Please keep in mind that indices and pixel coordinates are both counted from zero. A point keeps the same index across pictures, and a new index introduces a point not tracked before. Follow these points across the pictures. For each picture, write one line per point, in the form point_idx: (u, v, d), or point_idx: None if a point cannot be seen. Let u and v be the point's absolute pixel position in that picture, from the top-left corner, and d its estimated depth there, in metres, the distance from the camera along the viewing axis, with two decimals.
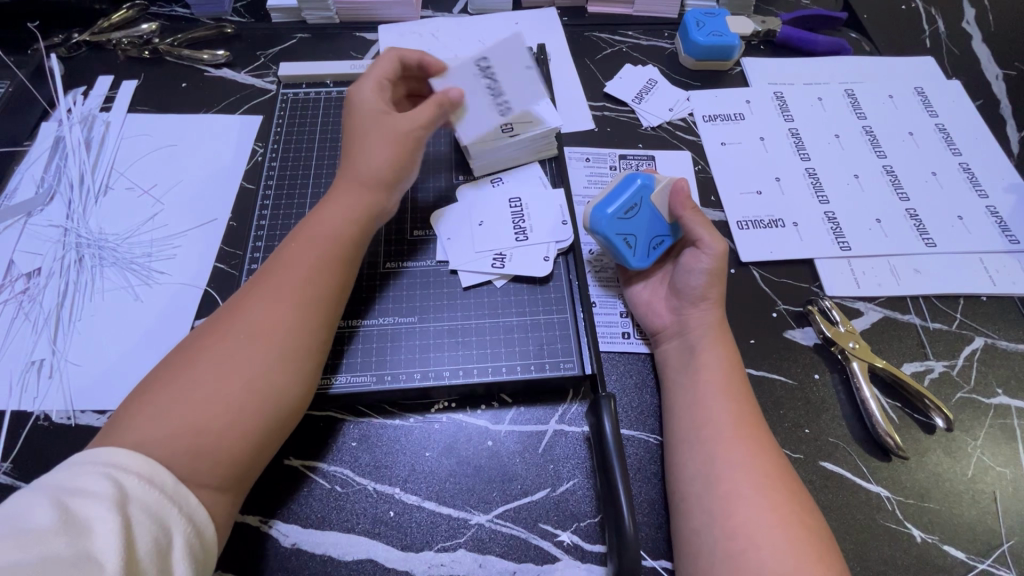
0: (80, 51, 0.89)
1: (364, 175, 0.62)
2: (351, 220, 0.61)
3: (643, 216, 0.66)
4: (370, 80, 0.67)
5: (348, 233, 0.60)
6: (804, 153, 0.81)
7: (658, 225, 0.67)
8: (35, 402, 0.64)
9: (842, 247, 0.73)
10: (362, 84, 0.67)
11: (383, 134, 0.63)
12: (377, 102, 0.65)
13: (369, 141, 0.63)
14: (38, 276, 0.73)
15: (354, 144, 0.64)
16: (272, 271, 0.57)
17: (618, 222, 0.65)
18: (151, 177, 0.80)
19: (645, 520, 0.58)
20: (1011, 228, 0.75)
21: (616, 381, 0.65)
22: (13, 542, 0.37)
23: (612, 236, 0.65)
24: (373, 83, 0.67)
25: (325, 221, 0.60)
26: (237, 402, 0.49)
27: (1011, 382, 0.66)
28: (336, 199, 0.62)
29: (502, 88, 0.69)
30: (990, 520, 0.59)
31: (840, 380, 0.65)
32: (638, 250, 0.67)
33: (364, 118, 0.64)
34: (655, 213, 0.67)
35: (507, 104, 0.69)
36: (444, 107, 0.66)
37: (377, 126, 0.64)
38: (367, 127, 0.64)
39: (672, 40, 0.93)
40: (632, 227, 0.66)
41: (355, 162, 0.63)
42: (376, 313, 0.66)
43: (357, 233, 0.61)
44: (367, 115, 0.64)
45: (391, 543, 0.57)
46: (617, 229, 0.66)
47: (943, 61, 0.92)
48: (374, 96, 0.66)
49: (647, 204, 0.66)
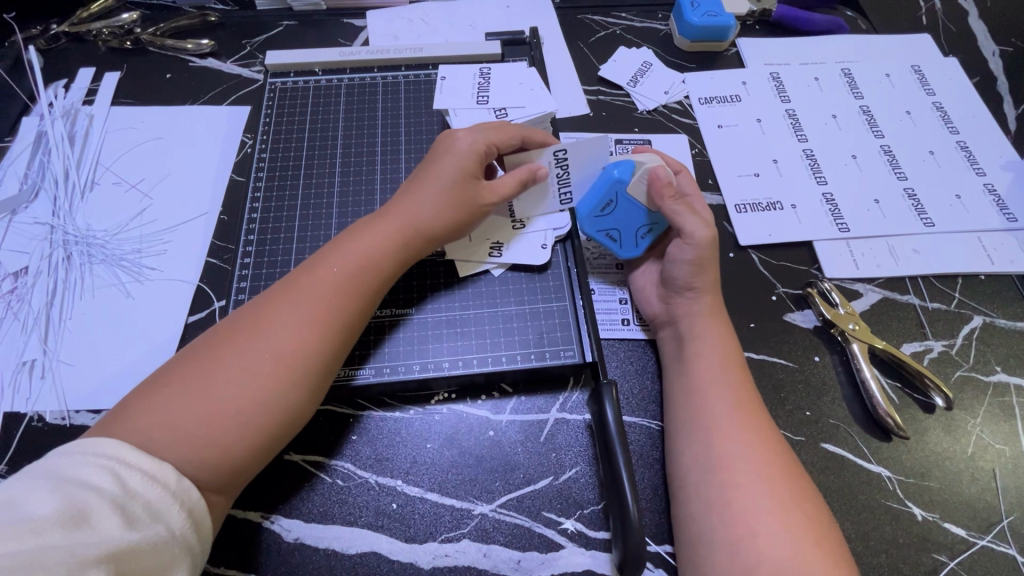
0: (60, 42, 0.87)
1: (419, 220, 0.61)
2: (388, 242, 0.59)
3: (622, 210, 0.65)
4: (482, 135, 0.64)
5: (383, 254, 0.59)
6: (802, 134, 0.81)
7: (639, 216, 0.65)
8: (27, 403, 0.63)
9: (841, 229, 0.73)
10: (469, 134, 0.64)
11: (460, 200, 0.62)
12: (470, 159, 0.63)
13: (438, 189, 0.62)
14: (25, 275, 0.71)
15: (423, 187, 0.62)
16: (302, 277, 0.56)
17: (596, 220, 0.66)
18: (139, 171, 0.78)
19: (649, 506, 0.58)
20: (1009, 206, 0.75)
21: (617, 368, 0.65)
22: (10, 530, 0.36)
23: (594, 233, 0.67)
24: (482, 140, 0.64)
25: (365, 238, 0.59)
26: (251, 420, 0.48)
27: (1009, 360, 0.67)
28: (380, 220, 0.60)
29: (570, 180, 0.67)
30: (990, 496, 0.60)
31: (840, 362, 0.65)
32: (624, 241, 0.67)
33: (448, 168, 0.62)
34: (635, 205, 0.65)
35: (569, 195, 0.68)
36: (525, 184, 0.65)
37: (456, 187, 0.62)
38: (448, 182, 0.62)
39: (666, 22, 0.92)
40: (613, 221, 0.66)
41: (417, 202, 0.61)
42: (386, 302, 0.66)
43: (396, 256, 0.60)
44: (454, 171, 0.62)
45: (394, 535, 0.56)
46: (598, 227, 0.66)
47: (940, 38, 0.92)
48: (474, 154, 0.63)
49: (625, 196, 0.64)
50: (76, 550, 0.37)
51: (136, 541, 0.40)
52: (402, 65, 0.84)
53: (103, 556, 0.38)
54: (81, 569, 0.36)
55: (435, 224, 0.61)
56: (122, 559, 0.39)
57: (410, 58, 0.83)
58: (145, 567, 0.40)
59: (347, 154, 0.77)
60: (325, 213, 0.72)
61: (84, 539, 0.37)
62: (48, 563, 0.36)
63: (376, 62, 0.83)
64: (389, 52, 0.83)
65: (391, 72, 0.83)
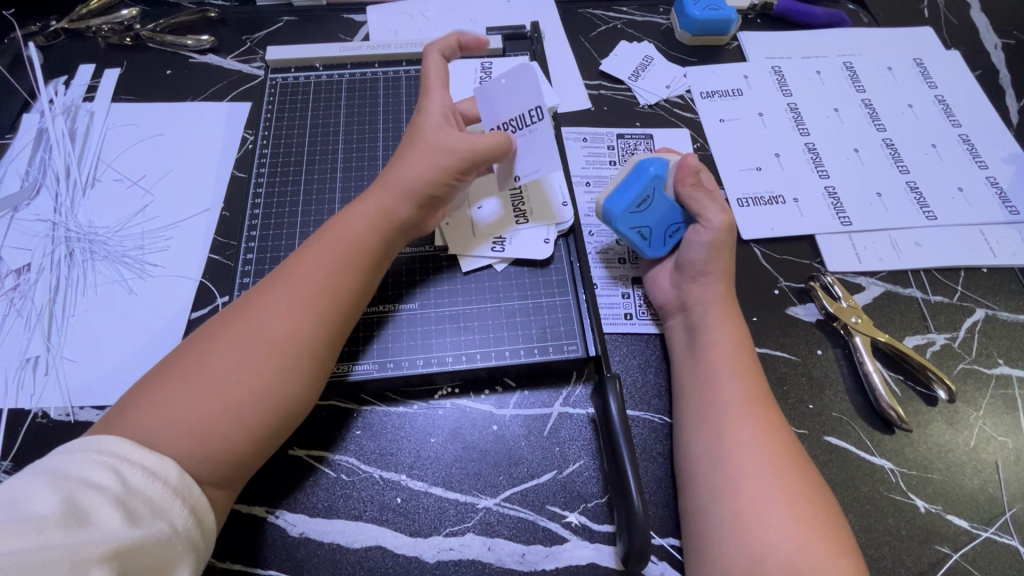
0: (59, 39, 0.87)
1: (401, 181, 0.60)
2: (379, 229, 0.59)
3: (656, 207, 0.65)
4: (441, 95, 0.65)
5: (373, 237, 0.59)
6: (804, 128, 0.81)
7: (672, 214, 0.66)
8: (31, 399, 0.63)
9: (843, 222, 0.73)
10: (427, 95, 0.65)
11: (433, 145, 0.61)
12: (435, 116, 0.63)
13: (409, 151, 0.61)
14: (28, 272, 0.71)
15: (400, 155, 0.62)
16: (292, 268, 0.56)
17: (630, 217, 0.65)
18: (140, 167, 0.78)
19: (652, 499, 0.58)
20: (1011, 199, 0.75)
21: (620, 362, 0.65)
22: (13, 528, 0.36)
23: (627, 231, 0.65)
24: (442, 100, 0.64)
25: (351, 223, 0.59)
26: (251, 409, 0.49)
27: (1012, 352, 0.67)
28: (366, 202, 0.60)
29: None
30: (992, 488, 0.60)
31: (843, 354, 0.66)
32: (654, 240, 0.66)
33: (416, 130, 0.63)
34: (668, 201, 0.65)
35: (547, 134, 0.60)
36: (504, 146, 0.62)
37: (427, 138, 0.61)
38: (420, 140, 0.62)
39: (667, 16, 0.92)
40: (646, 219, 0.65)
41: (397, 174, 0.61)
42: (388, 297, 0.66)
43: (385, 240, 0.59)
44: (423, 129, 0.62)
45: (399, 529, 0.57)
46: (631, 224, 0.65)
47: (943, 31, 0.91)
48: (439, 109, 0.63)
49: (660, 193, 0.65)
50: (77, 548, 0.37)
51: (140, 539, 0.40)
52: (403, 60, 0.83)
53: (106, 554, 0.38)
54: (83, 568, 0.37)
55: (416, 176, 0.60)
56: (125, 556, 0.39)
57: (411, 53, 0.83)
58: (149, 564, 0.40)
59: (349, 149, 0.77)
60: (328, 209, 0.72)
61: (86, 538, 0.37)
62: (49, 563, 0.36)
63: (377, 57, 0.83)
64: (390, 47, 0.83)
65: (392, 66, 0.83)
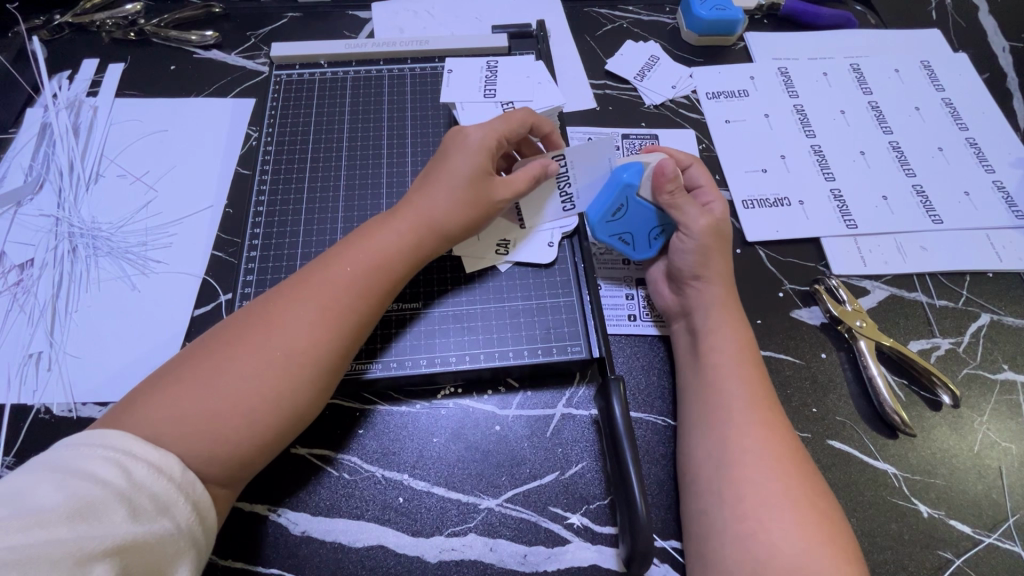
0: (63, 33, 0.87)
1: (432, 208, 0.60)
2: (401, 241, 0.59)
3: (633, 213, 0.65)
4: (490, 131, 0.63)
5: (398, 251, 0.58)
6: (810, 130, 0.80)
7: (650, 218, 0.65)
8: (34, 395, 0.63)
9: (848, 226, 0.73)
10: (477, 130, 0.63)
11: (481, 192, 0.62)
12: (484, 157, 0.62)
13: (453, 189, 0.61)
14: (31, 267, 0.71)
15: (440, 183, 0.61)
16: (314, 274, 0.56)
17: (607, 226, 0.66)
18: (143, 163, 0.78)
19: (656, 502, 0.58)
20: (1017, 203, 0.74)
21: (623, 364, 0.65)
22: (17, 522, 0.36)
23: (607, 238, 0.67)
24: (492, 136, 0.63)
25: (378, 235, 0.58)
26: (261, 415, 0.48)
27: (1017, 358, 0.67)
28: (396, 217, 0.60)
29: (565, 184, 0.68)
30: (996, 494, 0.60)
31: (846, 358, 0.66)
32: (638, 244, 0.67)
33: (461, 164, 0.62)
34: (646, 207, 0.64)
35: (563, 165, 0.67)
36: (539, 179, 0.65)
37: (472, 180, 0.61)
38: (462, 178, 0.61)
39: (673, 15, 0.91)
40: (625, 224, 0.66)
41: (432, 199, 0.61)
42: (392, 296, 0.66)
43: (409, 256, 0.59)
44: (468, 164, 0.62)
45: (402, 529, 0.57)
46: (610, 231, 0.66)
47: (950, 34, 0.91)
48: (486, 147, 0.63)
49: (634, 200, 0.64)
50: (81, 544, 0.37)
51: (142, 535, 0.40)
52: (408, 58, 0.83)
53: (108, 550, 0.38)
54: (85, 566, 0.36)
55: (451, 217, 0.61)
56: (126, 553, 0.38)
57: (416, 50, 0.83)
58: (149, 561, 0.40)
59: (353, 147, 0.76)
60: (332, 209, 0.72)
61: (90, 534, 0.37)
62: (53, 559, 0.36)
63: (382, 54, 0.83)
64: (394, 44, 0.83)
65: (398, 64, 0.83)
